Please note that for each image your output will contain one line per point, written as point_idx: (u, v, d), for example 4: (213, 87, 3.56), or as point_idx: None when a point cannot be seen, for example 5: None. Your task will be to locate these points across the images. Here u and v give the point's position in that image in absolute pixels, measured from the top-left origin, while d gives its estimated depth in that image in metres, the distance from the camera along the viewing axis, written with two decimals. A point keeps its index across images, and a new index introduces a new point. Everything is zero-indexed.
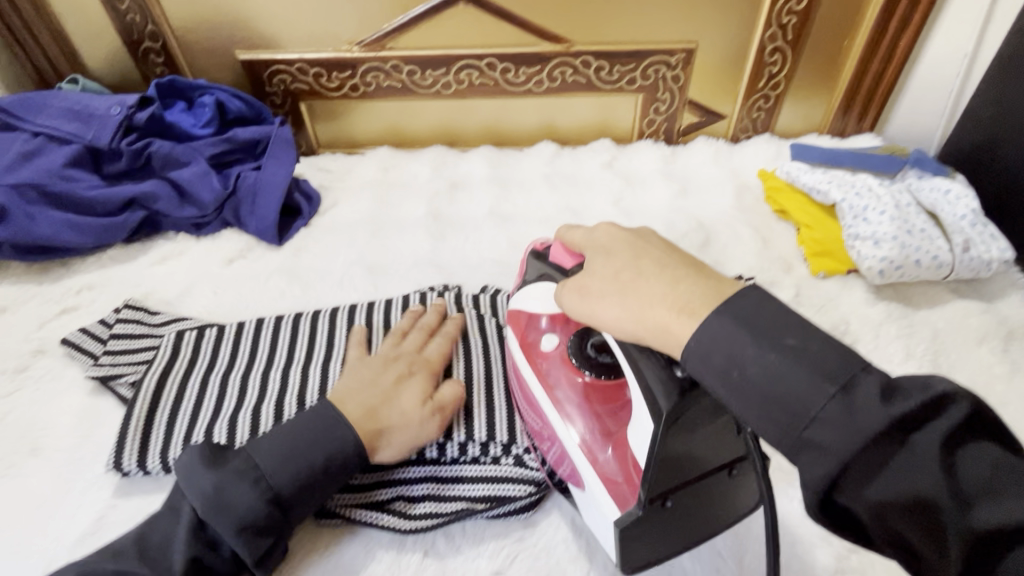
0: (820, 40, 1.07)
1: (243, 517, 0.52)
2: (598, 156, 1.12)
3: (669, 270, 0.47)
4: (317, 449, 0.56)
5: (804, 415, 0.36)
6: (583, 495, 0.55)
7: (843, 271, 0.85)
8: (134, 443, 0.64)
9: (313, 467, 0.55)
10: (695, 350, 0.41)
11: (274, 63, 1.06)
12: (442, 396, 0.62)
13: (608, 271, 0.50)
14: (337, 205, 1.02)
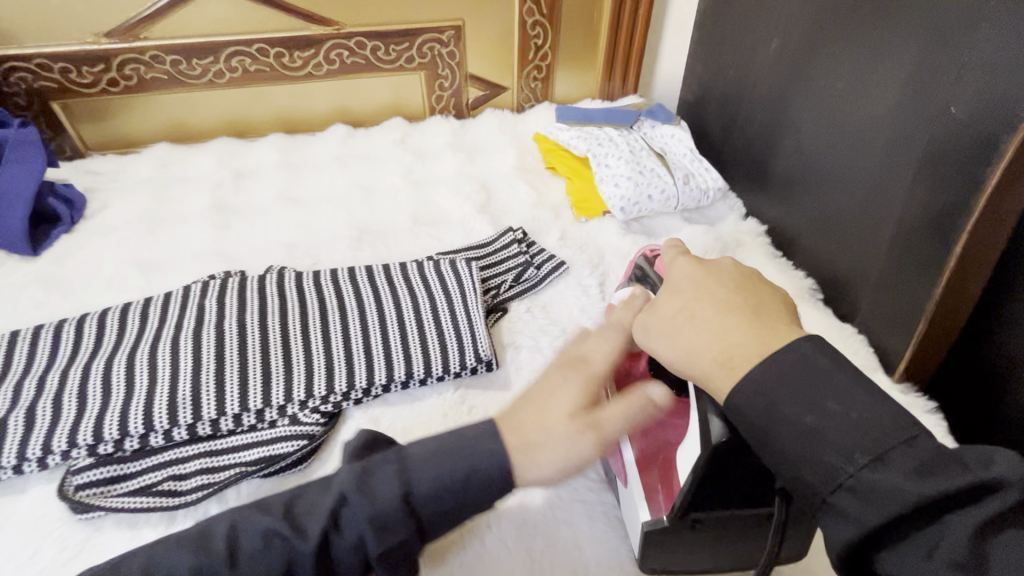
0: (572, 13, 1.20)
1: None
2: (390, 134, 1.16)
3: (757, 319, 0.45)
4: (422, 447, 0.54)
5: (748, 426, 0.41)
6: (624, 492, 0.58)
7: (599, 214, 0.99)
8: None
9: None
10: (734, 399, 0.42)
11: (8, 60, 0.97)
12: (605, 410, 0.48)
13: (666, 313, 0.49)
14: (108, 206, 0.97)
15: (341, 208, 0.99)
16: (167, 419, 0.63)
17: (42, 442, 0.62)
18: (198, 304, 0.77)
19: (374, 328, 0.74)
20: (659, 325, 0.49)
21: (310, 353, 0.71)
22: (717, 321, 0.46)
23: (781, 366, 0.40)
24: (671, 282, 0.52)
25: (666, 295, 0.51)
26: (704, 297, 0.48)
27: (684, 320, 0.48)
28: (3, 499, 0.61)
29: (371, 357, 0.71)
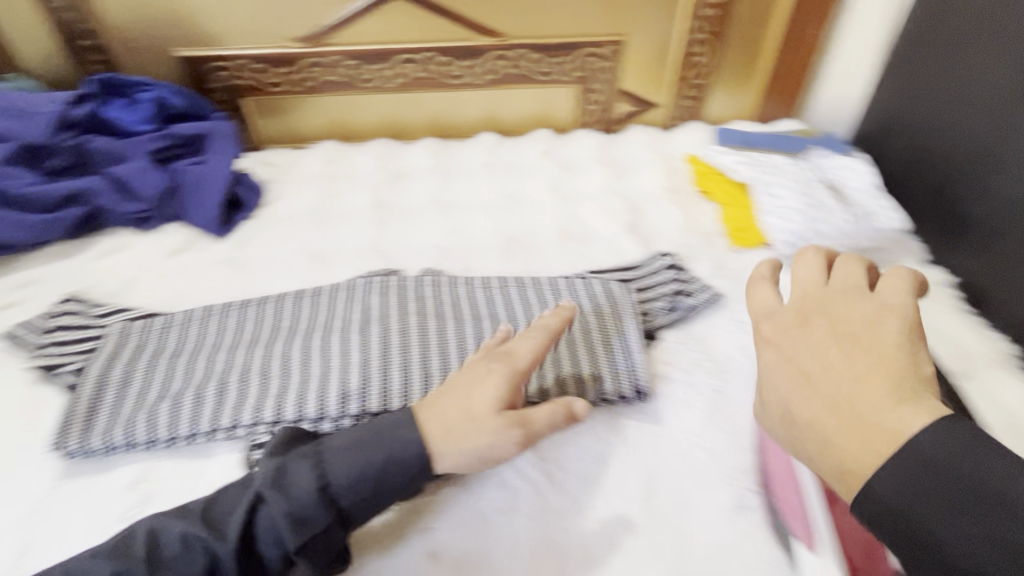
0: (740, 31, 1.14)
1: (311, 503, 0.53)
2: (537, 145, 1.17)
3: (854, 362, 0.48)
4: (376, 449, 0.56)
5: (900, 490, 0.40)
6: (811, 557, 0.54)
7: (754, 245, 0.92)
8: (80, 423, 0.67)
9: (371, 463, 0.56)
10: (832, 449, 0.45)
11: (215, 59, 1.08)
12: (527, 412, 0.59)
13: (839, 371, 0.48)
14: (282, 197, 1.05)
15: (491, 216, 1.01)
16: (338, 408, 0.67)
17: (230, 414, 0.67)
18: (362, 300, 0.80)
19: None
20: (805, 352, 0.51)
21: (466, 361, 0.72)
22: (860, 382, 0.46)
23: (931, 443, 0.41)
24: (770, 323, 0.56)
25: (770, 345, 0.55)
26: (846, 343, 0.50)
27: (796, 378, 0.50)
28: (193, 463, 0.67)
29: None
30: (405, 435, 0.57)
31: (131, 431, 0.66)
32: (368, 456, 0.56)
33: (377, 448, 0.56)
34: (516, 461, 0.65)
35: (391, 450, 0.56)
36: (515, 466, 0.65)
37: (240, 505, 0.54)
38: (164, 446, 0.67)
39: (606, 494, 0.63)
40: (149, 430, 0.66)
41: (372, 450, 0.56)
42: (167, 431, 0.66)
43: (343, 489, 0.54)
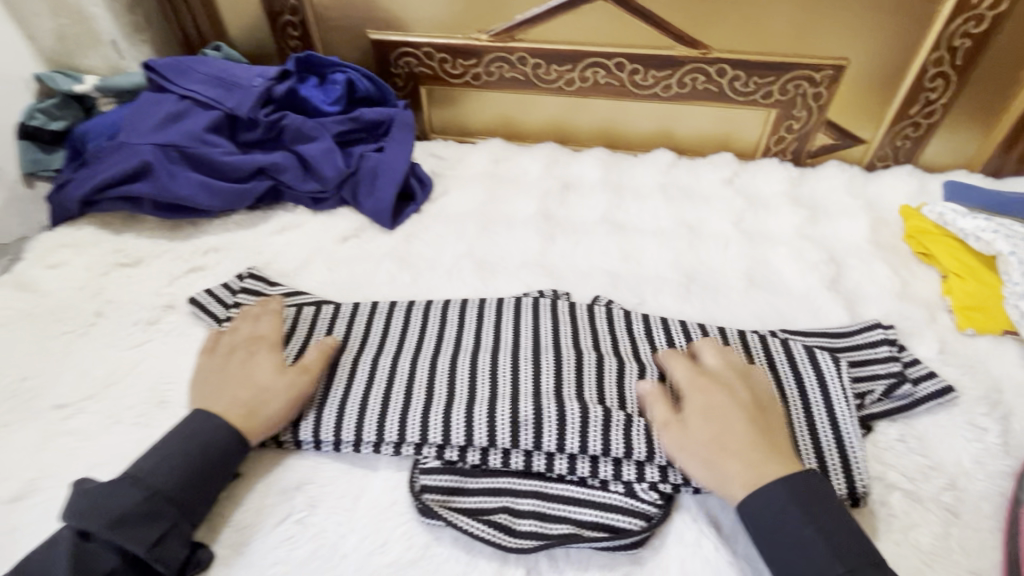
0: (993, 67, 0.96)
1: (121, 512, 0.53)
2: (719, 170, 1.06)
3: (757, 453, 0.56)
4: (196, 443, 0.59)
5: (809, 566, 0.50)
6: None
7: (997, 330, 0.77)
8: None
9: (192, 457, 0.58)
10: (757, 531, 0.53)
11: (403, 45, 1.07)
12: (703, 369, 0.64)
13: (704, 433, 0.58)
14: (449, 193, 1.02)
15: (667, 246, 0.92)
16: (510, 444, 0.62)
17: (398, 430, 0.64)
18: (533, 325, 0.74)
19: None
20: (716, 420, 0.58)
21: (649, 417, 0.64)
22: (758, 454, 0.56)
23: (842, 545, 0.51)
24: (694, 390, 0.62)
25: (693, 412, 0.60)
26: (762, 417, 0.59)
27: (749, 435, 0.57)
28: (359, 472, 0.64)
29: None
30: (212, 425, 0.61)
31: (300, 429, 0.65)
32: (175, 458, 0.58)
33: (195, 457, 0.58)
34: (703, 549, 0.57)
35: (208, 444, 0.59)
36: (701, 555, 0.57)
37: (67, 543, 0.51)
38: (330, 449, 0.66)
39: None
40: (313, 436, 0.65)
41: (177, 454, 0.58)
42: (332, 437, 0.65)
43: (174, 488, 0.56)
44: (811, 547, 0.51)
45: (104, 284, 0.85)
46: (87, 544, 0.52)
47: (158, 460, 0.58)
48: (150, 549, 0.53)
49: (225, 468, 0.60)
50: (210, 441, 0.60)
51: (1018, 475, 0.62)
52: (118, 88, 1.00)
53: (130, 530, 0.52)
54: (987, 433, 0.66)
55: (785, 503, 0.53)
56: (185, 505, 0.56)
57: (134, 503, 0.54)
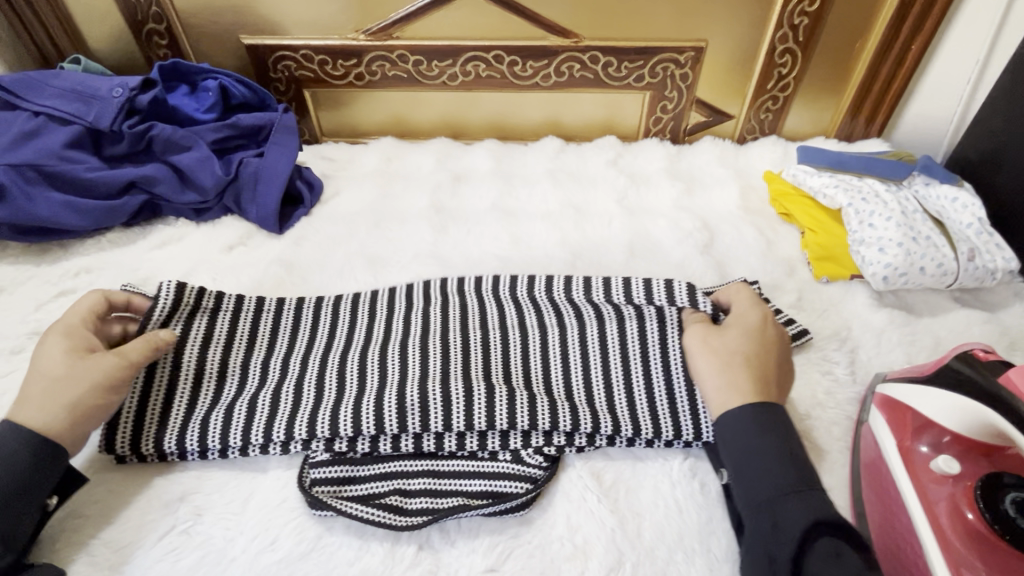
0: (832, 41, 1.06)
1: None
2: (603, 153, 1.11)
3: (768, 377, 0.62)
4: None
5: (782, 473, 0.55)
6: None
7: (845, 275, 0.85)
8: (126, 427, 0.63)
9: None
10: (734, 434, 0.59)
11: (279, 49, 1.05)
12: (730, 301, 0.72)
13: (734, 347, 0.64)
14: (339, 194, 1.01)
15: (555, 227, 0.96)
16: (398, 428, 0.62)
17: (285, 429, 0.63)
18: (422, 311, 0.75)
19: (597, 372, 0.69)
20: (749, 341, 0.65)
21: (531, 385, 0.68)
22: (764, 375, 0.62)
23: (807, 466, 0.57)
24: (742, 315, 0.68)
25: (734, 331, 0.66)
26: (776, 347, 0.65)
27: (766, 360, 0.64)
28: (247, 475, 0.63)
29: (598, 404, 0.66)
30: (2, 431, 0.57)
31: (183, 439, 0.63)
32: None
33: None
34: (584, 502, 0.61)
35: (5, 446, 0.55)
36: (584, 507, 0.60)
37: None
38: (216, 456, 0.64)
39: (687, 550, 0.58)
40: (198, 444, 0.63)
41: None
42: (218, 441, 0.63)
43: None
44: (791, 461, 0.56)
45: None
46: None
47: None
48: None
49: (14, 459, 0.55)
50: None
51: (862, 399, 0.69)
52: None
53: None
54: (837, 366, 0.74)
55: (755, 425, 0.58)
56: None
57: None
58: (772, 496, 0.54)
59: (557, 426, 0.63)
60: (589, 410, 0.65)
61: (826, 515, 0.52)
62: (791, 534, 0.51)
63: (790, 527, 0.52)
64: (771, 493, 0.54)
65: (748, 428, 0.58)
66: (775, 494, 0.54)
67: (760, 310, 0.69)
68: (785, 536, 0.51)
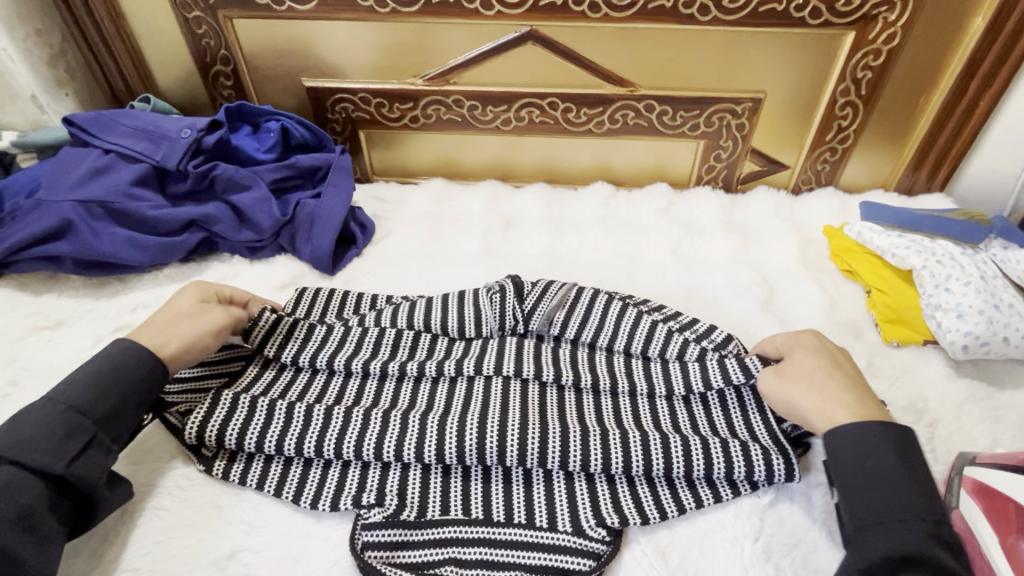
0: (895, 95, 1.03)
1: (35, 446, 0.55)
2: (655, 201, 1.09)
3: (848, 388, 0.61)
4: (99, 392, 0.60)
5: (869, 468, 0.54)
6: None
7: (918, 341, 0.81)
8: (223, 451, 0.67)
9: (68, 411, 0.58)
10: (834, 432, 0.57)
11: (339, 92, 1.07)
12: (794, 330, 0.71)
13: (807, 367, 0.64)
14: (391, 235, 1.01)
15: (608, 277, 0.94)
16: (471, 495, 0.63)
17: (356, 480, 0.64)
18: (497, 347, 0.75)
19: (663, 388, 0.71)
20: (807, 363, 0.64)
21: (601, 407, 0.70)
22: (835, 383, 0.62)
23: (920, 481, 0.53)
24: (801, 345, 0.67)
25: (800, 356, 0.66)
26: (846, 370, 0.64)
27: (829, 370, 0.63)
28: (300, 532, 0.62)
29: (671, 430, 0.67)
30: (133, 355, 0.63)
31: (263, 479, 0.65)
32: (39, 425, 0.56)
33: (106, 378, 0.61)
34: None
35: (120, 364, 0.62)
36: None
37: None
38: (287, 499, 0.64)
39: None
40: (273, 489, 0.64)
41: (54, 415, 0.57)
42: (291, 494, 0.64)
43: (87, 403, 0.59)
44: (900, 487, 0.53)
45: (20, 349, 0.80)
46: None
47: (29, 426, 0.56)
48: (68, 465, 0.56)
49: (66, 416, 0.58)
50: (123, 357, 0.63)
51: (946, 481, 0.65)
52: (38, 144, 0.97)
53: (27, 445, 0.55)
54: None
55: (879, 441, 0.55)
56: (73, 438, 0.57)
57: (49, 417, 0.57)
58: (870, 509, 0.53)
59: (632, 469, 0.63)
60: (661, 434, 0.65)
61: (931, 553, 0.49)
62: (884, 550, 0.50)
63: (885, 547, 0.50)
64: (863, 505, 0.53)
65: (864, 443, 0.55)
66: (871, 509, 0.53)
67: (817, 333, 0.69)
68: (870, 552, 0.51)
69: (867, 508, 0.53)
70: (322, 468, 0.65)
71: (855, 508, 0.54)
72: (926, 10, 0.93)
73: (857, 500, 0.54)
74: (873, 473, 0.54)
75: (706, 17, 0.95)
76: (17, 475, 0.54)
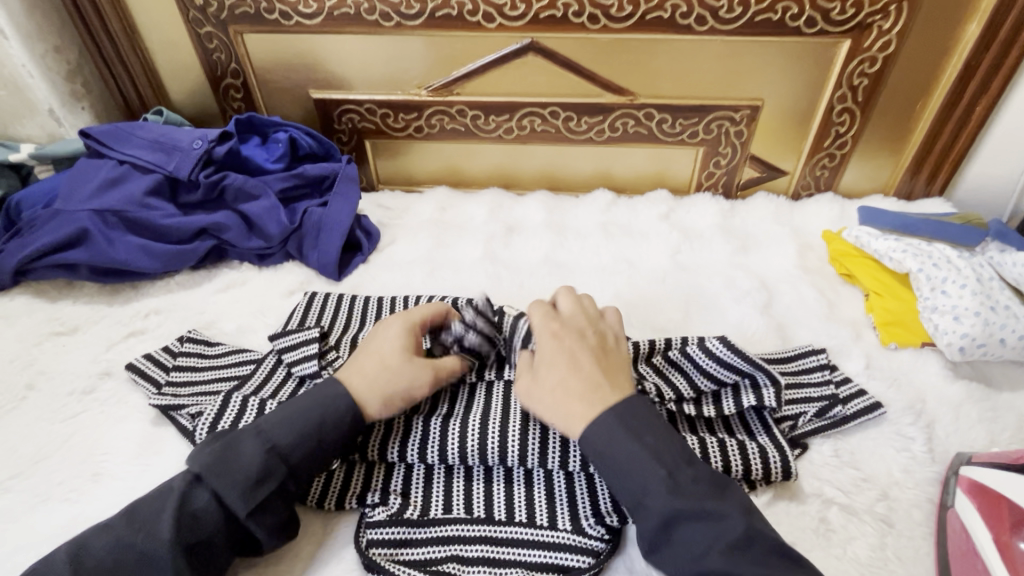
0: (890, 101, 1.05)
1: (240, 475, 0.56)
2: (655, 207, 1.11)
3: (600, 397, 0.58)
4: (295, 434, 0.59)
5: (607, 457, 0.55)
6: None
7: (916, 343, 0.82)
8: None
9: (250, 463, 0.57)
10: (587, 438, 0.57)
11: (345, 103, 1.10)
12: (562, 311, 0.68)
13: (549, 383, 0.60)
14: (395, 242, 1.04)
15: (608, 282, 0.95)
16: (470, 495, 0.64)
17: (363, 479, 0.66)
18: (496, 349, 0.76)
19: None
20: (555, 382, 0.60)
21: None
22: (577, 400, 0.58)
23: (625, 477, 0.54)
24: (542, 359, 0.63)
25: (543, 367, 0.62)
26: (610, 373, 0.61)
27: (557, 392, 0.59)
28: (308, 532, 0.64)
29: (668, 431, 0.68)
30: (333, 408, 0.61)
31: None
32: (230, 460, 0.57)
33: (306, 424, 0.60)
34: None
35: (320, 417, 0.61)
36: None
37: (167, 508, 0.54)
38: None
39: None
40: None
41: (250, 455, 0.57)
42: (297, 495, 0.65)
43: (288, 445, 0.59)
44: (642, 469, 0.54)
45: (38, 354, 0.82)
46: (197, 490, 0.56)
47: (221, 458, 0.57)
48: (250, 513, 0.56)
49: (250, 459, 0.57)
50: (325, 412, 0.61)
51: (944, 481, 0.66)
52: (55, 156, 1.00)
53: (225, 476, 0.56)
54: (914, 443, 0.70)
55: (613, 424, 0.56)
56: (265, 489, 0.57)
57: (248, 457, 0.57)
58: (638, 490, 0.54)
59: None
60: None
61: (681, 506, 0.52)
62: (655, 518, 0.52)
63: (657, 512, 0.52)
64: (627, 484, 0.54)
65: (602, 435, 0.56)
66: (640, 489, 0.54)
67: (568, 330, 0.65)
68: (648, 531, 0.52)
69: (650, 484, 0.53)
70: (331, 467, 0.67)
71: (625, 494, 0.55)
72: (919, 19, 0.95)
73: (626, 483, 0.54)
74: (645, 460, 0.54)
75: (702, 27, 0.97)
76: (210, 504, 0.55)
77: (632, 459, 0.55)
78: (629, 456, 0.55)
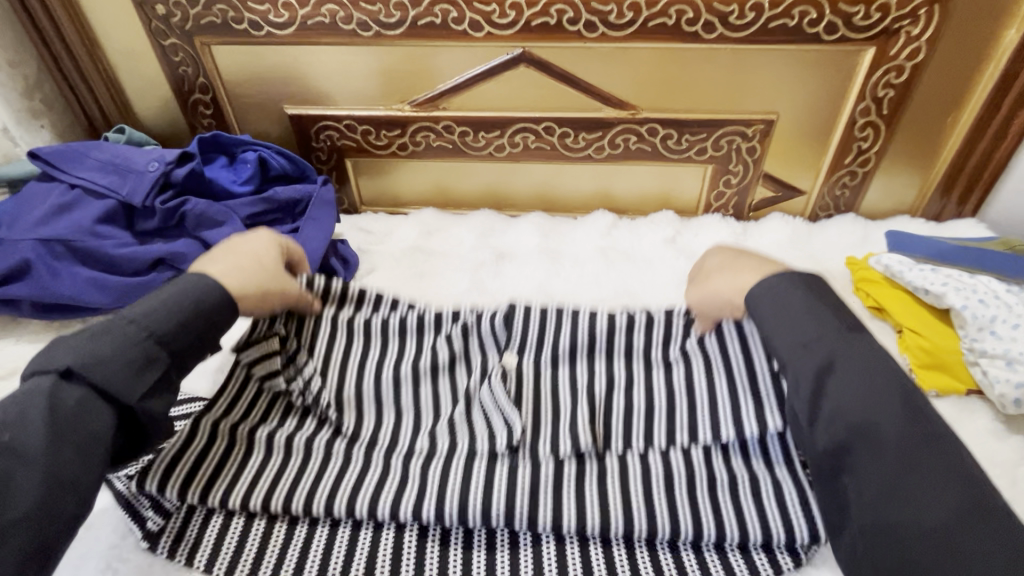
0: (919, 114, 0.95)
1: (123, 361, 0.51)
2: (660, 230, 1.02)
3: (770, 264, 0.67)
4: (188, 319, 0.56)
5: (778, 308, 0.56)
6: None
7: (959, 390, 0.72)
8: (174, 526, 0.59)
9: (138, 341, 0.52)
10: (754, 292, 0.59)
11: (322, 119, 1.02)
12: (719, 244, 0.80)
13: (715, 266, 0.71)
14: (375, 270, 0.95)
15: None
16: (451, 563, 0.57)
17: (327, 542, 0.59)
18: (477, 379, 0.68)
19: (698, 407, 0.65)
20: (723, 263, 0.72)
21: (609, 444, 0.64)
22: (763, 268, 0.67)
23: (790, 321, 0.55)
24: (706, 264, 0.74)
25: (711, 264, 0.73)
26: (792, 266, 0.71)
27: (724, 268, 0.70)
28: None
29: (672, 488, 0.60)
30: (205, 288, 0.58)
31: (215, 556, 0.58)
32: (97, 350, 0.51)
33: (181, 310, 0.56)
34: None
35: (198, 299, 0.57)
36: None
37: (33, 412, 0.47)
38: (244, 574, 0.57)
39: None
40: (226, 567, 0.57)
41: (124, 344, 0.52)
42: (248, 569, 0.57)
43: (165, 331, 0.54)
44: (822, 324, 0.54)
45: None
46: (67, 387, 0.49)
47: (91, 352, 0.51)
48: (142, 399, 0.51)
49: (128, 344, 0.52)
50: (201, 296, 0.57)
51: None
52: (6, 178, 0.92)
53: (100, 367, 0.50)
54: None
55: (792, 283, 0.58)
56: (155, 370, 0.52)
57: (128, 339, 0.52)
58: (806, 339, 0.53)
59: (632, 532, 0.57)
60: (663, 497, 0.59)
61: (855, 355, 0.51)
62: (817, 363, 0.52)
63: (822, 354, 0.52)
64: (798, 329, 0.54)
65: (780, 288, 0.57)
66: (809, 339, 0.53)
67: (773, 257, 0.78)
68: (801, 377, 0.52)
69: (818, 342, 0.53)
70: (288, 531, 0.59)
71: (786, 338, 0.54)
72: (951, 24, 0.86)
73: (794, 328, 0.54)
74: (816, 310, 0.55)
75: (710, 35, 0.88)
76: (86, 397, 0.50)
77: (808, 306, 0.55)
78: (803, 309, 0.55)
